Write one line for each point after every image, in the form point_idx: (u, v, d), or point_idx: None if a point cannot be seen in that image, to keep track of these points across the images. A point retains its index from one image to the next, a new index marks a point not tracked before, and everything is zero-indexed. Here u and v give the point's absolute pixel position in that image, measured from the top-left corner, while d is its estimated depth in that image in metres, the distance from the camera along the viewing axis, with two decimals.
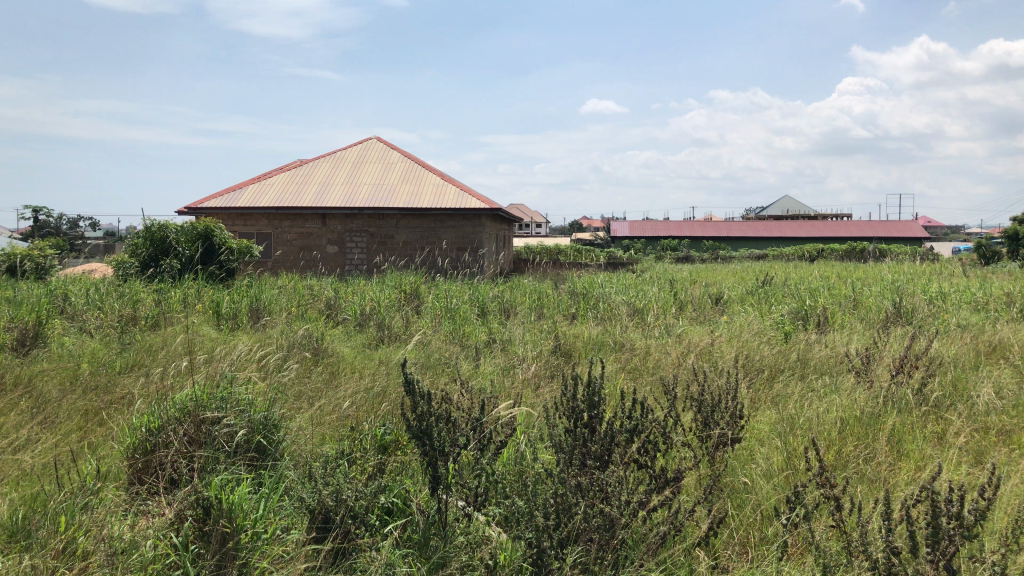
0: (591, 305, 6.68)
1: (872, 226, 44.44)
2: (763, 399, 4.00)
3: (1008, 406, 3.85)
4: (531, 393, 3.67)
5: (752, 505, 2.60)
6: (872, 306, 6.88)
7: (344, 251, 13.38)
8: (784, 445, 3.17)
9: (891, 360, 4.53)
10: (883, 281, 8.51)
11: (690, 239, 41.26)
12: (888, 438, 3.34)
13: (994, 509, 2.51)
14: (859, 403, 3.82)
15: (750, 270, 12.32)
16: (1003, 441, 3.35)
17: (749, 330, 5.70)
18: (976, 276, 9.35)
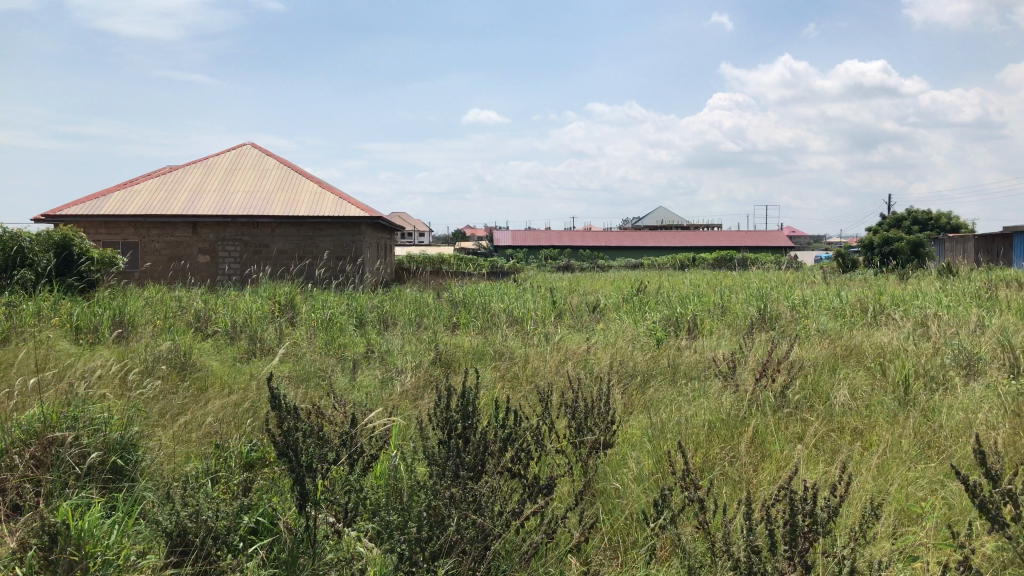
0: (471, 314, 6.70)
1: (742, 235, 46.44)
2: (636, 403, 4.11)
3: (861, 406, 4.09)
4: (407, 404, 3.64)
5: (623, 510, 2.65)
6: (739, 313, 7.18)
7: (216, 260, 12.96)
8: (654, 449, 3.26)
9: (755, 365, 4.74)
10: (749, 288, 8.91)
11: (571, 249, 42.03)
12: (752, 439, 3.49)
13: (848, 505, 2.65)
14: (725, 405, 3.97)
15: (627, 279, 12.65)
16: (856, 439, 3.55)
17: (624, 337, 5.84)
18: (835, 284, 9.90)
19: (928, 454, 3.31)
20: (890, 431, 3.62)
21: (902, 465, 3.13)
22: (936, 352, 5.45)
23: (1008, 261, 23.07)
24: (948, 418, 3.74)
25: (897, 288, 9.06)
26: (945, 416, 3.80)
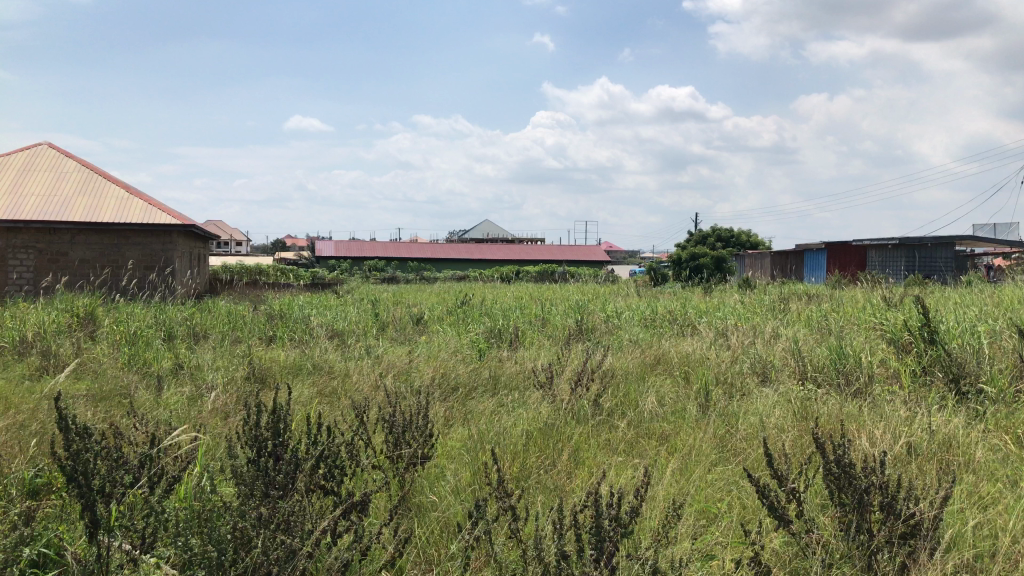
0: (289, 327, 6.52)
1: (563, 249, 47.92)
2: (456, 415, 4.14)
3: (668, 413, 4.32)
4: (218, 421, 3.49)
5: (438, 523, 2.66)
6: (558, 324, 7.40)
7: (4, 269, 11.90)
8: (472, 460, 3.29)
9: (572, 375, 4.89)
10: (567, 301, 9.20)
11: (396, 261, 41.82)
12: (566, 447, 3.59)
13: (652, 508, 2.78)
14: (542, 416, 4.07)
15: (450, 291, 12.76)
16: (661, 444, 3.74)
17: (445, 349, 5.88)
18: (647, 296, 10.43)
19: (726, 457, 3.54)
20: (693, 435, 3.84)
21: (701, 467, 3.33)
22: (735, 361, 5.84)
23: (800, 276, 25.11)
24: (744, 422, 4.02)
25: (701, 300, 9.66)
26: (741, 419, 4.08)
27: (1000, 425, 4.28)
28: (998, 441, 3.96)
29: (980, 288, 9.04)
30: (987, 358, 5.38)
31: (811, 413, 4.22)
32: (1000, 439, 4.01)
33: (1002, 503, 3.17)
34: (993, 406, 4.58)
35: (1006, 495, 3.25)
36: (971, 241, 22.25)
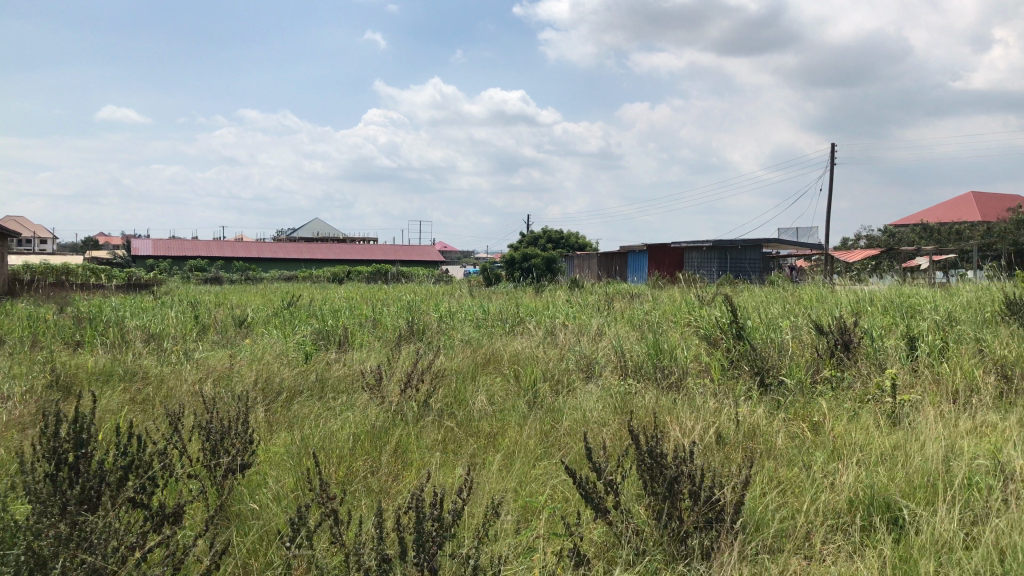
0: (99, 331, 6.11)
1: (396, 249, 47.61)
2: (280, 420, 4.03)
3: (496, 411, 4.40)
4: (14, 435, 3.23)
5: (258, 532, 2.58)
6: (388, 325, 7.34)
7: None
8: (295, 466, 3.21)
9: (401, 376, 4.87)
10: (398, 301, 9.15)
11: (221, 261, 40.14)
12: (393, 450, 3.57)
13: (475, 506, 2.82)
14: (370, 418, 4.03)
15: (278, 291, 12.39)
16: (488, 442, 3.79)
17: (271, 352, 5.70)
18: (478, 296, 10.56)
19: (550, 452, 3.65)
20: (519, 433, 3.92)
21: (526, 464, 3.41)
22: (561, 358, 6.01)
23: (625, 276, 26.18)
24: (567, 418, 4.14)
25: (531, 300, 9.86)
26: (565, 415, 4.21)
27: (798, 414, 4.64)
28: (796, 428, 4.30)
29: (784, 288, 9.75)
30: (788, 353, 5.82)
31: (631, 407, 4.41)
32: (797, 427, 4.35)
33: (797, 486, 3.45)
34: (794, 396, 4.96)
35: (800, 477, 3.53)
36: (777, 243, 23.99)
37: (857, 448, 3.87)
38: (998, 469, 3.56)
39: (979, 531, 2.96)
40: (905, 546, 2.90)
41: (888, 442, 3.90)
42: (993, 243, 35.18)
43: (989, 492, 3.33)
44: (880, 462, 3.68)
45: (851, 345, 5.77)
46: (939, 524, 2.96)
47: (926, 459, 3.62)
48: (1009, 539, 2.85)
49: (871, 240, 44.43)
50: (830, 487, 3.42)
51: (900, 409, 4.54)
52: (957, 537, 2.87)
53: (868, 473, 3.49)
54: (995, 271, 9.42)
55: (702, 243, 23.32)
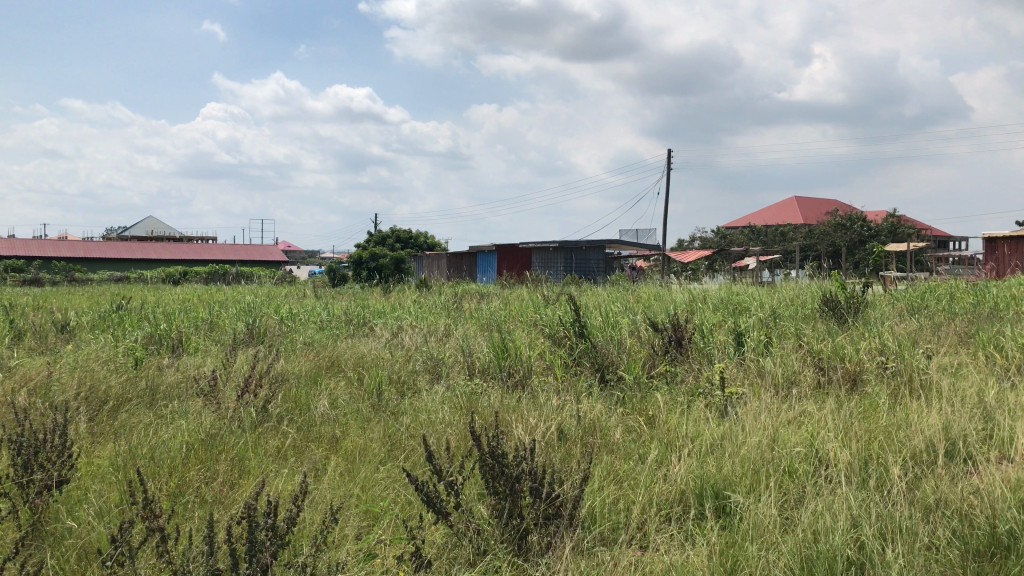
0: None
1: (237, 249, 45.91)
2: (105, 431, 3.79)
3: (338, 415, 4.32)
4: None
5: (76, 551, 2.43)
6: (227, 328, 7.06)
7: None
8: (121, 478, 3.04)
9: (238, 381, 4.70)
10: (238, 303, 8.82)
11: (43, 261, 37.37)
12: (229, 458, 3.44)
13: (313, 512, 2.76)
14: (205, 425, 3.86)
15: (104, 293, 11.65)
16: (330, 447, 3.72)
17: (95, 359, 5.35)
18: (323, 297, 10.34)
19: (393, 455, 3.62)
20: (361, 436, 3.87)
21: (368, 468, 3.38)
22: (407, 359, 5.97)
23: (473, 276, 26.37)
24: (412, 419, 4.13)
25: (376, 300, 9.75)
26: (410, 417, 4.19)
27: (636, 408, 4.82)
28: (633, 423, 4.46)
29: (625, 287, 10.10)
30: (626, 349, 6.04)
31: (474, 407, 4.44)
32: (634, 421, 4.51)
33: (633, 478, 3.57)
34: (632, 391, 5.14)
35: (637, 469, 3.66)
36: (619, 244, 24.85)
37: (689, 440, 4.05)
38: (812, 456, 3.83)
39: (795, 514, 3.17)
40: (730, 532, 3.07)
41: (716, 433, 4.12)
42: (813, 244, 37.81)
43: (805, 478, 3.57)
44: (709, 453, 3.87)
45: (683, 341, 6.09)
46: (760, 510, 3.15)
47: (750, 449, 3.85)
48: (821, 520, 3.08)
49: (706, 241, 46.80)
50: (664, 478, 3.57)
51: (728, 401, 4.79)
52: (776, 521, 3.06)
53: (698, 463, 3.67)
54: (814, 270, 10.14)
55: (548, 244, 23.83)
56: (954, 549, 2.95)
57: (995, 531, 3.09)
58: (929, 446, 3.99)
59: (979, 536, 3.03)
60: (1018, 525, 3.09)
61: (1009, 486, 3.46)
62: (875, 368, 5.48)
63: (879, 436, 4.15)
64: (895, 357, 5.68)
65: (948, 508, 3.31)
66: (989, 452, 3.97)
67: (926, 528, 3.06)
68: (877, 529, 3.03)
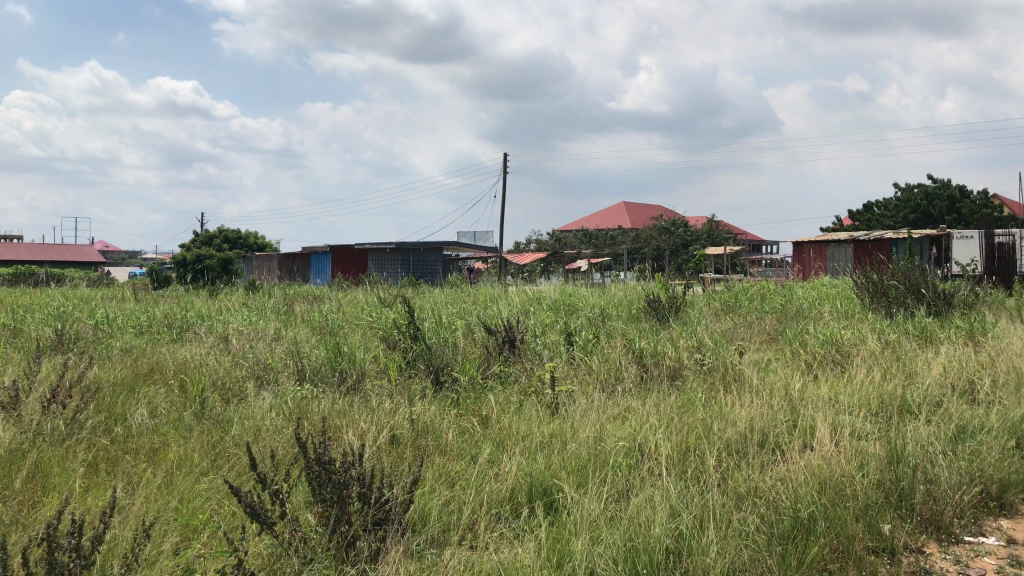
0: None
1: (47, 249, 42.66)
2: None
3: (158, 424, 4.09)
4: None
5: None
6: (32, 335, 6.53)
7: None
8: None
9: (44, 392, 4.36)
10: (45, 308, 8.18)
11: None
12: (31, 474, 3.19)
13: (127, 528, 2.61)
14: (4, 440, 3.56)
15: None
16: (147, 459, 3.52)
17: None
18: (142, 301, 9.77)
19: (217, 465, 3.47)
20: (183, 446, 3.69)
21: (189, 479, 3.22)
22: (233, 366, 5.74)
23: (305, 280, 25.71)
24: (238, 427, 3.97)
25: (201, 303, 9.32)
26: (235, 425, 4.03)
27: (469, 409, 4.86)
28: (466, 424, 4.48)
29: (460, 288, 10.16)
30: (461, 350, 6.08)
31: (305, 413, 4.33)
32: (468, 421, 4.54)
33: (464, 478, 3.60)
34: (465, 392, 5.17)
35: (468, 470, 3.69)
36: (455, 245, 25.00)
37: (520, 439, 4.13)
38: (636, 450, 3.99)
39: (620, 507, 3.29)
40: (558, 527, 3.14)
41: (546, 431, 4.21)
42: (641, 247, 39.48)
43: (629, 471, 3.72)
44: (540, 451, 3.95)
45: (517, 342, 6.20)
46: (586, 504, 3.24)
47: (579, 445, 3.96)
48: (642, 511, 3.21)
49: (541, 243, 47.85)
50: (495, 477, 3.61)
51: (559, 400, 4.92)
52: (601, 515, 3.17)
53: (529, 461, 3.74)
54: (641, 272, 10.58)
55: (385, 246, 23.61)
56: (762, 533, 3.16)
57: (797, 515, 3.33)
58: (741, 437, 4.26)
59: (783, 521, 3.26)
60: (817, 510, 3.35)
61: (810, 472, 3.75)
62: (694, 365, 5.79)
63: (696, 428, 4.39)
64: (711, 354, 6.02)
65: (757, 495, 3.54)
66: (793, 441, 4.29)
67: (738, 515, 3.26)
68: (693, 518, 3.20)
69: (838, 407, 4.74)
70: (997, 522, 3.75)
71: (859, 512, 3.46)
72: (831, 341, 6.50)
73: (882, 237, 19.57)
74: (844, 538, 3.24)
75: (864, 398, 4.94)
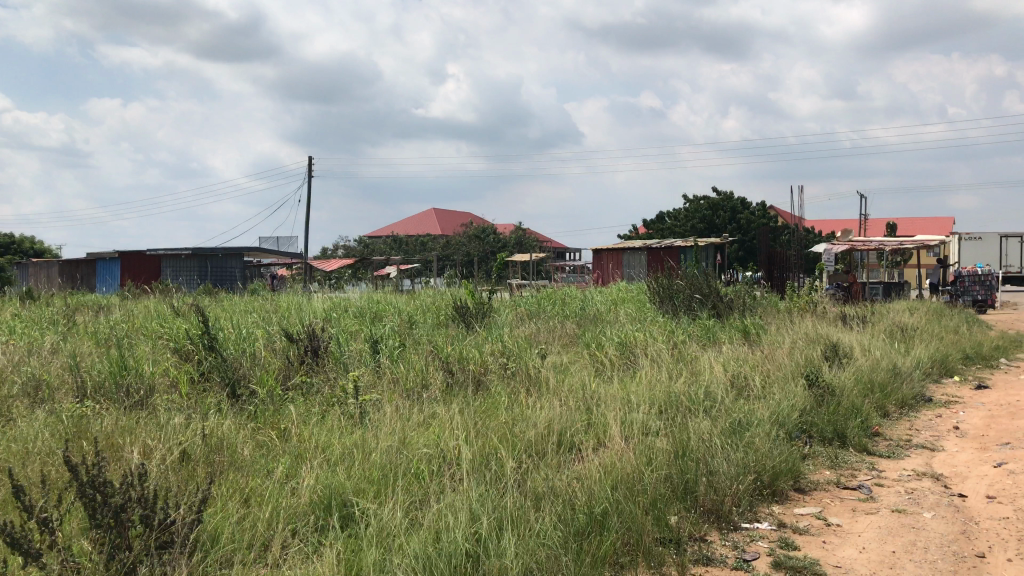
0: None
1: None
2: None
3: None
4: None
5: None
6: None
7: None
8: None
9: None
10: None
11: None
12: None
13: None
14: None
15: None
16: None
17: None
18: None
19: None
20: None
21: None
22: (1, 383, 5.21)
23: (90, 286, 23.93)
24: (2, 451, 3.62)
25: None
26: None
27: (268, 422, 4.69)
28: (263, 438, 4.32)
29: (261, 296, 9.81)
30: (260, 361, 5.86)
31: (82, 433, 4.02)
32: (266, 435, 4.38)
33: (259, 494, 3.46)
34: (265, 405, 4.99)
35: (264, 485, 3.55)
36: (258, 250, 24.15)
37: (320, 451, 4.03)
38: (438, 457, 4.00)
39: (420, 515, 3.28)
40: (357, 539, 3.09)
41: (348, 441, 4.13)
42: (451, 254, 39.81)
43: (431, 478, 3.72)
44: (340, 462, 3.88)
45: (319, 351, 6.08)
46: (386, 514, 3.21)
47: (381, 454, 3.92)
48: (443, 518, 3.22)
49: (349, 249, 47.03)
50: (293, 491, 3.50)
51: (362, 410, 4.85)
52: (401, 524, 3.14)
53: (327, 473, 3.65)
54: (450, 278, 10.65)
55: (181, 252, 22.41)
56: (558, 531, 3.25)
57: (591, 511, 3.46)
58: (540, 438, 4.39)
59: (578, 518, 3.37)
60: (610, 506, 3.50)
61: (603, 470, 3.91)
62: (498, 370, 5.90)
63: (498, 431, 4.47)
64: (515, 359, 6.15)
65: (555, 495, 3.65)
66: (588, 441, 4.46)
67: (535, 515, 3.34)
68: (492, 521, 3.24)
69: (629, 407, 4.99)
70: (769, 508, 4.09)
71: (647, 505, 3.65)
72: (625, 343, 6.83)
73: (674, 245, 20.85)
74: (635, 531, 3.41)
75: (654, 397, 5.23)
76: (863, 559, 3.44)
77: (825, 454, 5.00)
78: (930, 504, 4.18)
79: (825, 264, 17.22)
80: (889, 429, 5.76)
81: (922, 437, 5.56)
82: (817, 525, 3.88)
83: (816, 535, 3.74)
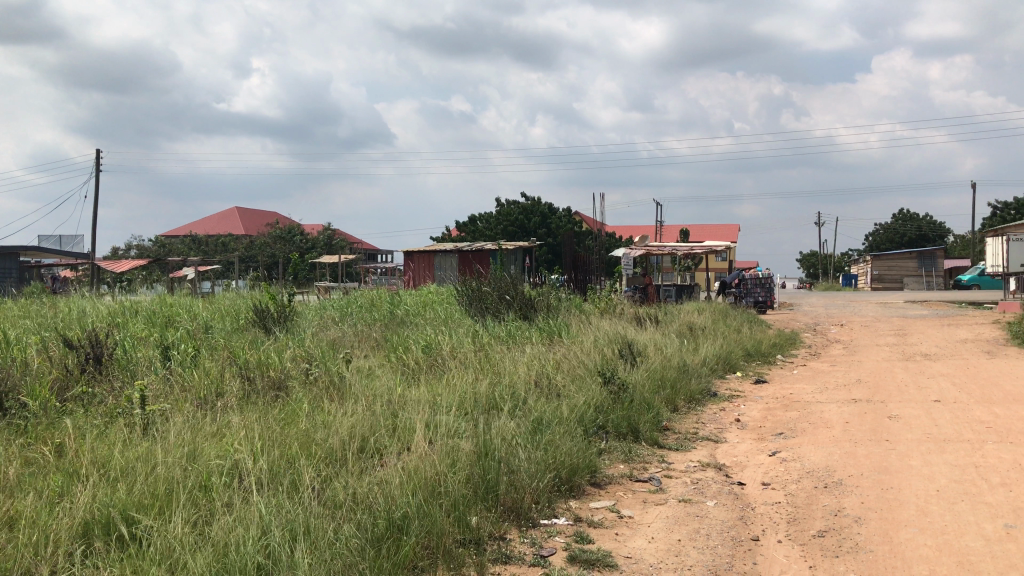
0: None
1: None
2: None
3: None
4: None
5: None
6: None
7: None
8: None
9: None
10: None
11: None
12: None
13: None
14: None
15: None
16: None
17: None
18: None
19: None
20: None
21: None
22: None
23: None
24: None
25: None
26: None
27: (40, 437, 4.29)
28: (33, 455, 3.96)
29: (36, 299, 9.02)
30: (32, 370, 5.36)
31: None
32: (36, 452, 4.01)
33: (24, 516, 3.16)
34: (36, 418, 4.57)
35: (29, 506, 3.24)
36: (36, 250, 22.21)
37: (98, 467, 3.74)
38: (231, 468, 3.82)
39: (206, 530, 3.12)
40: (137, 560, 2.90)
41: (131, 455, 3.86)
42: (256, 255, 38.36)
43: (222, 491, 3.54)
44: (121, 478, 3.62)
45: (103, 359, 5.63)
46: (169, 530, 3.02)
47: (167, 467, 3.70)
48: (232, 531, 3.07)
49: (143, 250, 43.95)
50: (63, 511, 3.22)
51: (149, 420, 4.55)
52: (186, 540, 2.97)
53: (104, 490, 3.38)
54: (252, 280, 10.25)
55: None
56: (357, 538, 3.19)
57: (391, 516, 3.40)
58: (341, 445, 4.30)
59: (378, 524, 3.32)
60: (411, 509, 3.46)
61: (405, 473, 3.88)
62: (299, 376, 5.73)
63: (297, 439, 4.33)
64: (318, 364, 6.00)
65: (355, 502, 3.57)
66: (391, 446, 4.42)
67: (332, 524, 3.26)
68: (285, 531, 3.13)
69: (434, 409, 4.99)
70: (567, 504, 4.23)
71: (449, 507, 3.66)
72: (431, 346, 6.83)
73: (482, 248, 21.24)
74: (435, 533, 3.41)
75: (459, 399, 5.26)
76: (652, 548, 3.62)
77: (620, 448, 5.22)
78: (713, 493, 4.48)
79: (624, 268, 18.11)
80: (679, 423, 6.11)
81: (707, 430, 5.95)
82: (611, 517, 4.05)
83: (609, 527, 3.90)
